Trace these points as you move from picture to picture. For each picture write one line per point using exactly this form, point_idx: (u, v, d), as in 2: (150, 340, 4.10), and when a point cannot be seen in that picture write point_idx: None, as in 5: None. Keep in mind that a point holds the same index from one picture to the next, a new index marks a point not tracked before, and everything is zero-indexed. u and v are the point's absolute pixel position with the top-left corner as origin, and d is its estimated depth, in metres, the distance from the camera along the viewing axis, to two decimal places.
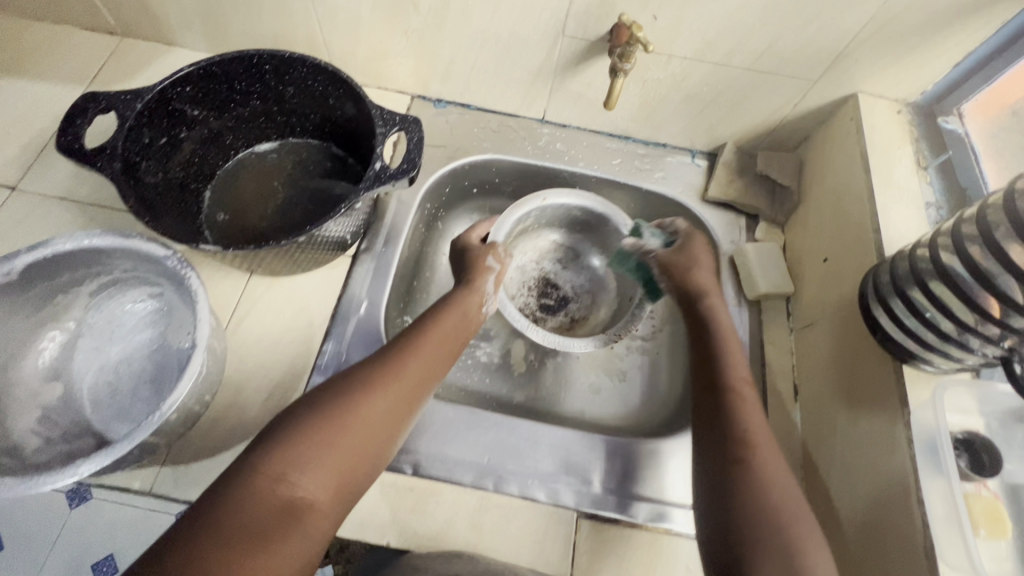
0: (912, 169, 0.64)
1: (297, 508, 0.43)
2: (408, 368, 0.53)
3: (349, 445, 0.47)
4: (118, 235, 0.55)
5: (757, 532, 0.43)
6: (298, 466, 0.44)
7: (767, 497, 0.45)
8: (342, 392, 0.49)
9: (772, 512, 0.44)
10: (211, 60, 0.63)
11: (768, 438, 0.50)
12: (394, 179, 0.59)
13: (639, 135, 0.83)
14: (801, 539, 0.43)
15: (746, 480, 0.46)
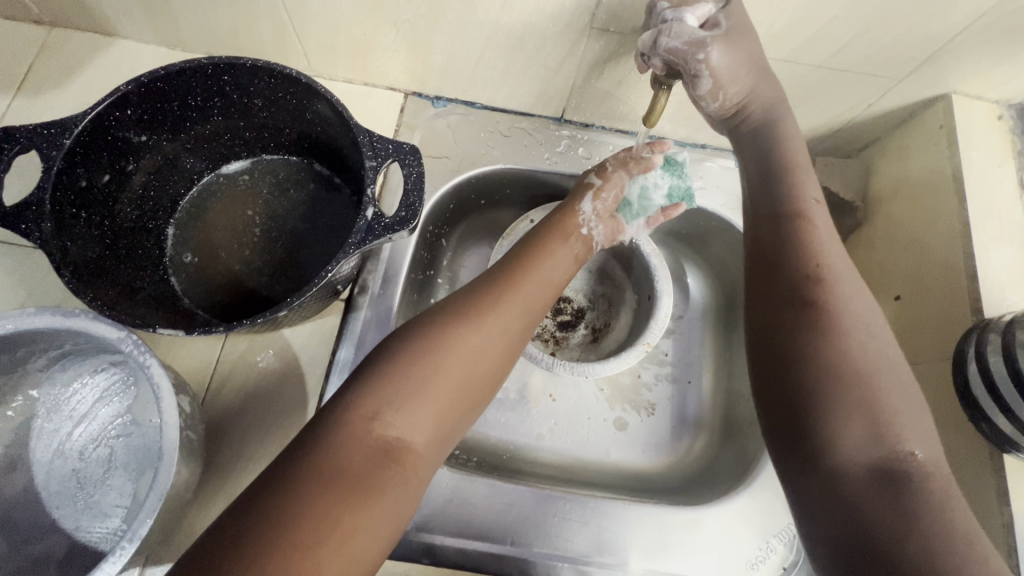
0: (1016, 193, 0.54)
1: (398, 454, 0.39)
2: (506, 304, 0.48)
3: (449, 384, 0.42)
4: (59, 314, 0.46)
5: (827, 388, 0.40)
6: (399, 402, 0.40)
7: (844, 356, 0.41)
8: (435, 327, 0.45)
9: (852, 370, 0.40)
10: (154, 76, 0.50)
11: (845, 274, 0.45)
12: (391, 231, 0.48)
13: (675, 135, 0.71)
14: (877, 396, 0.40)
15: (816, 330, 0.42)
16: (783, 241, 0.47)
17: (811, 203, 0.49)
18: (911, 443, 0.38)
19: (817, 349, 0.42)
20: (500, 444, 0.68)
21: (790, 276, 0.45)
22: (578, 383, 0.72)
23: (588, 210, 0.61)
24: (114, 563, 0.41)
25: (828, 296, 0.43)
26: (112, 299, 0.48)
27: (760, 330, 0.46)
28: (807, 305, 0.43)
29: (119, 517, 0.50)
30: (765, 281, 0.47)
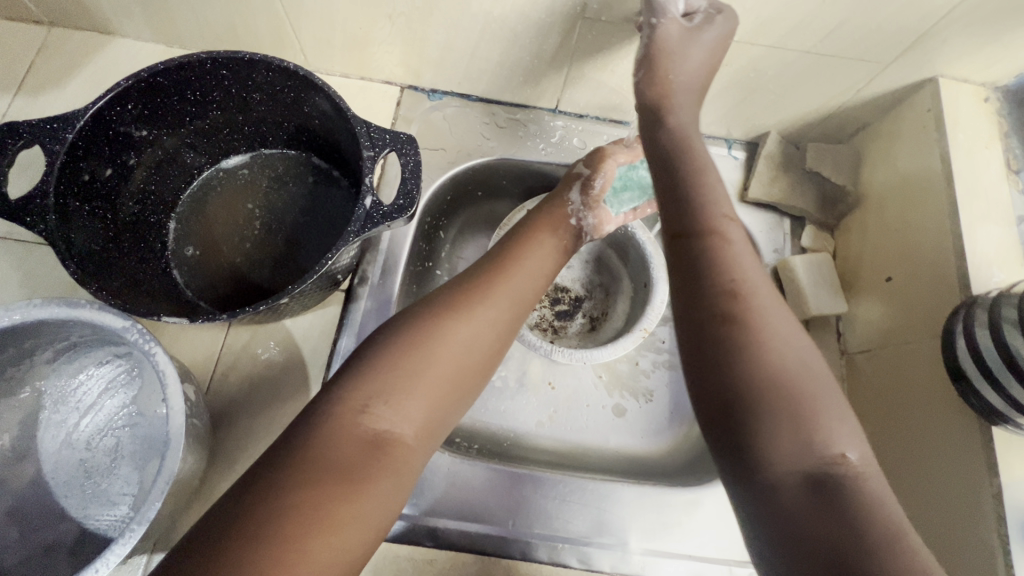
0: (1003, 174, 0.55)
1: (389, 446, 0.38)
2: (496, 294, 0.48)
3: (440, 374, 0.42)
4: (64, 305, 0.46)
5: (759, 408, 0.34)
6: (388, 393, 0.39)
7: (769, 368, 0.35)
8: (428, 317, 0.44)
9: (765, 381, 0.34)
10: (153, 70, 0.51)
11: (757, 278, 0.38)
12: (389, 219, 0.49)
13: None
14: (810, 405, 0.34)
15: (736, 341, 0.36)
16: (705, 259, 0.38)
17: (725, 220, 0.41)
18: (843, 445, 0.34)
19: (745, 360, 0.35)
20: (500, 432, 0.69)
21: (704, 289, 0.37)
22: (577, 371, 0.73)
23: (577, 201, 0.61)
24: (122, 546, 0.42)
25: (743, 305, 0.37)
26: (116, 290, 0.48)
27: (685, 341, 0.38)
28: (727, 316, 0.36)
29: (126, 505, 0.51)
30: (681, 293, 0.39)
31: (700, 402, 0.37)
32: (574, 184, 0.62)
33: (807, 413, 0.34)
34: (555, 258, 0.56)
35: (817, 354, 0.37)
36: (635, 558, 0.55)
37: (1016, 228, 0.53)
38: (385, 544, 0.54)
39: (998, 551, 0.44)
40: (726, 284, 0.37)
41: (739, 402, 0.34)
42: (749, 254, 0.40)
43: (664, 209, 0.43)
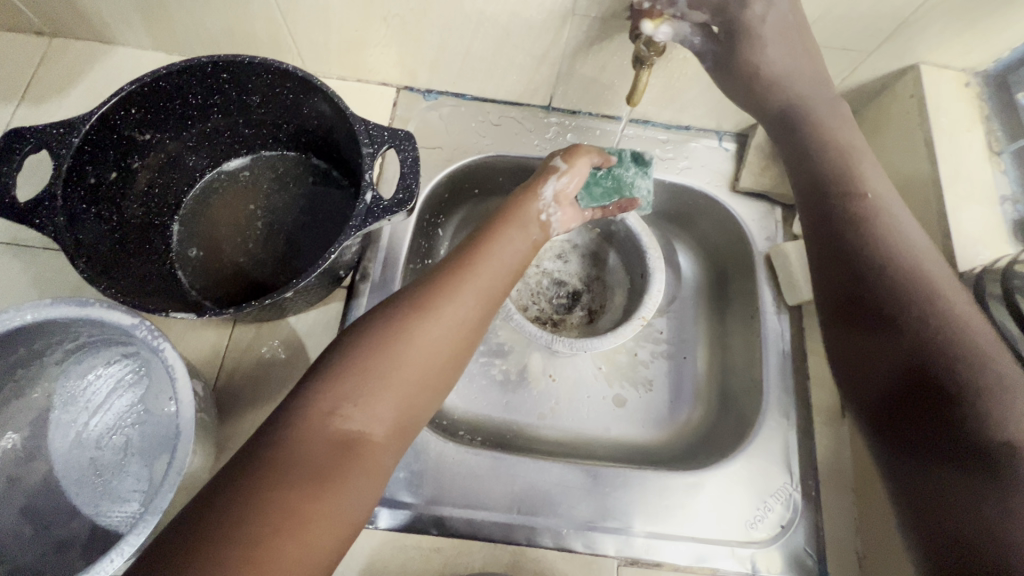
0: (985, 156, 0.56)
1: (358, 445, 0.38)
2: (464, 289, 0.47)
3: (407, 373, 0.42)
4: (74, 304, 0.47)
5: (934, 359, 0.43)
6: (353, 396, 0.39)
7: (929, 325, 0.45)
8: (394, 318, 0.44)
9: (945, 356, 0.43)
10: (156, 75, 0.52)
11: (925, 253, 0.49)
12: (390, 213, 0.50)
13: (660, 118, 0.73)
14: (972, 368, 0.42)
15: (898, 295, 0.47)
16: (856, 232, 0.51)
17: (875, 194, 0.53)
18: (1019, 422, 0.39)
19: (914, 323, 0.45)
20: (503, 424, 0.70)
21: (854, 258, 0.51)
22: (577, 362, 0.74)
23: (548, 193, 0.57)
24: (136, 537, 0.43)
25: (913, 277, 0.47)
26: (124, 289, 0.49)
27: (835, 345, 0.51)
28: (857, 287, 0.50)
29: (137, 501, 0.52)
30: (828, 262, 0.53)
31: (871, 389, 0.47)
32: (547, 177, 0.58)
33: (960, 388, 0.41)
34: (526, 248, 0.54)
35: (983, 315, 0.45)
36: (639, 541, 0.56)
37: (1000, 207, 0.54)
38: (393, 533, 0.55)
39: None
40: (874, 266, 0.49)
41: (945, 394, 0.42)
42: (911, 226, 0.51)
43: (806, 203, 0.57)
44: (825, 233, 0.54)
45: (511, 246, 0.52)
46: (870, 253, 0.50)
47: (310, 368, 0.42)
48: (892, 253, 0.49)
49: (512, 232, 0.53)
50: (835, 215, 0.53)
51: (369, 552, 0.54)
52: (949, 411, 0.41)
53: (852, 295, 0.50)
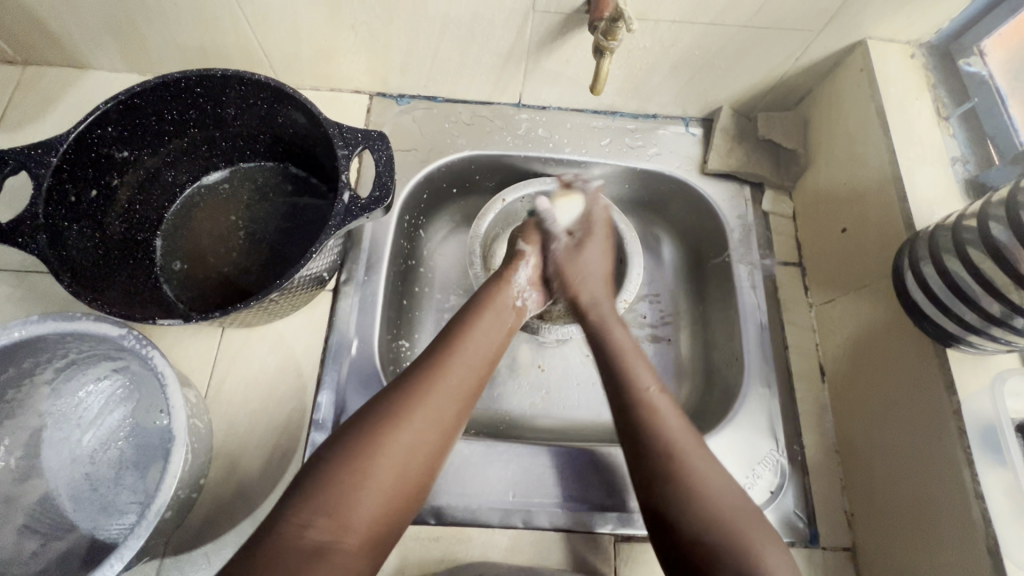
0: (934, 121, 0.59)
1: (330, 556, 0.38)
2: (438, 390, 0.48)
3: (381, 486, 0.42)
4: (60, 319, 0.48)
5: (710, 548, 0.42)
6: (328, 510, 0.40)
7: (706, 508, 0.44)
8: (368, 427, 0.44)
9: (716, 519, 0.43)
10: (131, 93, 0.54)
11: (683, 440, 0.48)
12: (367, 211, 0.51)
13: (627, 108, 0.76)
14: (749, 534, 0.43)
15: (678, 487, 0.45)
16: (633, 433, 0.49)
17: (652, 390, 0.52)
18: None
19: (688, 503, 0.44)
20: (496, 415, 0.70)
21: (643, 440, 0.48)
22: (563, 351, 0.75)
23: (522, 280, 0.62)
24: (135, 541, 0.43)
25: (682, 466, 0.46)
26: (109, 300, 0.50)
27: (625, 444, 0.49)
28: (660, 468, 0.46)
29: (134, 513, 0.53)
30: (630, 449, 0.49)
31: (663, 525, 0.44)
32: (519, 263, 0.63)
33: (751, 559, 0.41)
34: (500, 335, 0.56)
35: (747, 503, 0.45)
36: (634, 516, 0.58)
37: (951, 168, 0.57)
38: None
39: (963, 462, 0.47)
40: (663, 444, 0.47)
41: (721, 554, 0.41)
42: (682, 425, 0.49)
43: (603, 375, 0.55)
44: (630, 445, 0.49)
45: (484, 339, 0.54)
46: (649, 432, 0.48)
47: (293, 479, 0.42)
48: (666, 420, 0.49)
49: (485, 324, 0.55)
50: (643, 413, 0.50)
51: None
52: (703, 552, 0.42)
53: (636, 455, 0.48)
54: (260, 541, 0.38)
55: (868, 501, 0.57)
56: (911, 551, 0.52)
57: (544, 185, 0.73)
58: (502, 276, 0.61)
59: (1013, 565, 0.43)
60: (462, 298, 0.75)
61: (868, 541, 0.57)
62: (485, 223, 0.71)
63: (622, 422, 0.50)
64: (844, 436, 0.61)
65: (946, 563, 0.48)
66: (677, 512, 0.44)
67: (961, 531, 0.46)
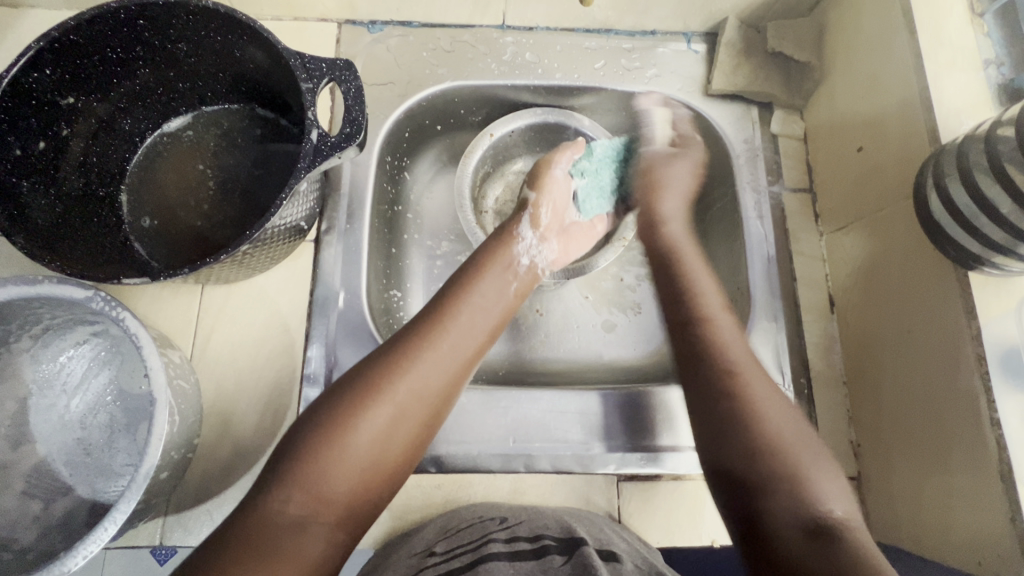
0: (966, 19, 0.52)
1: (307, 529, 0.37)
2: (428, 357, 0.45)
3: (360, 461, 0.40)
4: (21, 283, 0.45)
5: (765, 467, 0.42)
6: (305, 485, 0.38)
7: (763, 431, 0.44)
8: (353, 394, 0.42)
9: (776, 437, 0.43)
10: (64, 27, 0.48)
11: (749, 360, 0.49)
12: (338, 149, 0.47)
13: (622, 25, 0.69)
14: (805, 469, 0.41)
15: (739, 410, 0.45)
16: (696, 352, 0.50)
17: (718, 312, 0.53)
18: (832, 503, 0.40)
19: (749, 421, 0.44)
20: (495, 361, 0.68)
21: (709, 364, 0.49)
22: (561, 294, 0.72)
23: (528, 237, 0.58)
24: (125, 505, 0.43)
25: (742, 391, 0.46)
26: (72, 261, 0.47)
27: (691, 378, 0.49)
28: (717, 398, 0.46)
29: (129, 475, 0.53)
30: (692, 385, 0.49)
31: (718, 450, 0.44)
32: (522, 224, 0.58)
33: (800, 476, 0.41)
34: (503, 297, 0.52)
35: (798, 424, 0.45)
36: (637, 456, 0.57)
37: (983, 72, 0.50)
38: None
39: (980, 389, 0.44)
40: (726, 366, 0.48)
41: (776, 470, 0.41)
42: (740, 346, 0.51)
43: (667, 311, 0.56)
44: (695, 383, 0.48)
45: (480, 302, 0.50)
46: (716, 361, 0.49)
47: (279, 445, 0.41)
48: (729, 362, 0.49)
49: (485, 284, 0.51)
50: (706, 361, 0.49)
51: None
52: (760, 472, 0.42)
53: (697, 384, 0.48)
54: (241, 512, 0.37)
55: (875, 430, 0.56)
56: (919, 482, 0.51)
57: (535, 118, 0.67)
58: (505, 235, 0.56)
59: None
60: (454, 244, 0.72)
61: (876, 470, 0.56)
62: (473, 160, 0.66)
63: (682, 343, 0.52)
64: (855, 370, 0.59)
65: (957, 493, 0.46)
66: (732, 436, 0.44)
67: (975, 461, 0.45)
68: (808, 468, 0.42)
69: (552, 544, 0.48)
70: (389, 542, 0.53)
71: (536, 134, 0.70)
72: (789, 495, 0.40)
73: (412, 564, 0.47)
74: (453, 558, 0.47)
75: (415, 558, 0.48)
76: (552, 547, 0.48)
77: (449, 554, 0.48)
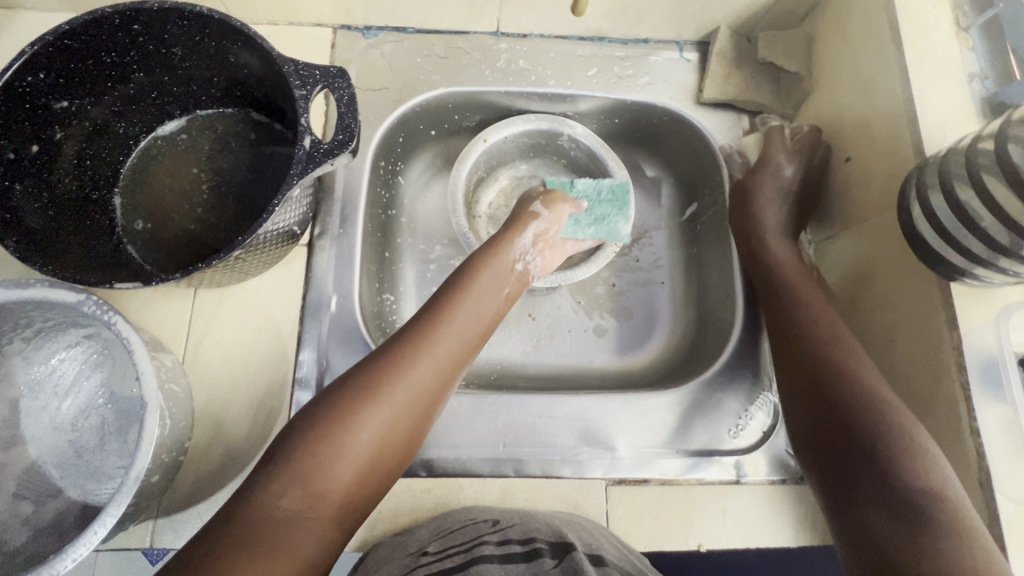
0: (951, 33, 0.53)
1: (301, 525, 0.37)
2: (422, 359, 0.46)
3: (356, 459, 0.41)
4: (13, 286, 0.46)
5: (869, 445, 0.44)
6: (301, 481, 0.38)
7: (874, 412, 0.45)
8: (350, 393, 0.43)
9: (881, 420, 0.44)
10: (58, 32, 0.48)
11: (856, 351, 0.50)
12: (332, 156, 0.47)
13: (615, 33, 0.70)
14: (910, 445, 0.43)
15: (849, 395, 0.46)
16: (814, 343, 0.51)
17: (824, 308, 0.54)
18: (939, 485, 0.41)
19: (851, 407, 0.46)
20: (486, 365, 0.69)
21: (819, 355, 0.50)
22: (553, 298, 0.72)
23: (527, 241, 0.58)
24: (116, 508, 0.43)
25: (853, 378, 0.47)
26: (65, 264, 0.47)
27: (800, 367, 0.51)
28: (826, 377, 0.48)
29: (121, 477, 0.53)
30: (799, 374, 0.51)
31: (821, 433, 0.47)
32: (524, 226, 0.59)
33: (909, 456, 0.42)
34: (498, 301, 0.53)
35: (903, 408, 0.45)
36: (625, 462, 0.58)
37: (968, 86, 0.51)
38: None
39: (961, 398, 0.45)
40: (833, 358, 0.49)
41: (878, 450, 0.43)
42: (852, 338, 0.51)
43: (766, 298, 0.58)
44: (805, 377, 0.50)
45: (476, 304, 0.51)
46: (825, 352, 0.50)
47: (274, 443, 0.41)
48: (838, 344, 0.51)
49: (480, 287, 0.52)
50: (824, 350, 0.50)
51: None
52: (862, 449, 0.44)
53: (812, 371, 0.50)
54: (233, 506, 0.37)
55: None
56: None
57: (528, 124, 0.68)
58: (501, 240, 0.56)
59: (1003, 499, 0.43)
60: (446, 247, 0.72)
61: None
62: (466, 164, 0.66)
63: (798, 331, 0.53)
64: None
65: None
66: (840, 418, 0.46)
67: (955, 468, 0.46)
68: (915, 447, 0.42)
69: (543, 548, 0.49)
70: (383, 540, 0.53)
71: (530, 140, 0.71)
72: (894, 472, 0.42)
73: (405, 564, 0.48)
74: (445, 559, 0.48)
75: (409, 558, 0.49)
76: (543, 550, 0.48)
77: (440, 555, 0.49)
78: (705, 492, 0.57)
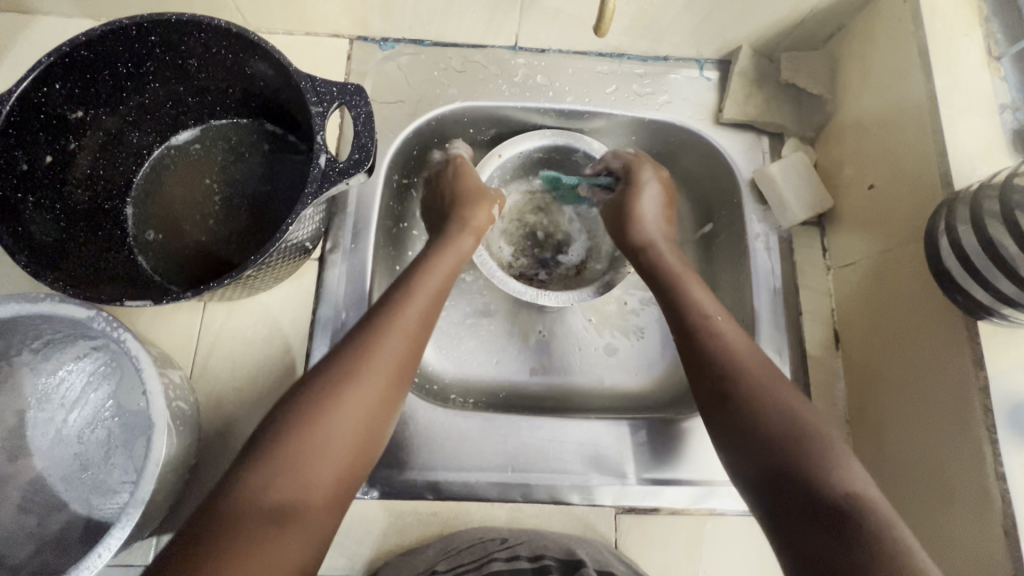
0: (983, 61, 0.51)
1: (288, 515, 0.37)
2: (387, 340, 0.46)
3: (336, 444, 0.41)
4: (24, 300, 0.45)
5: (787, 450, 0.41)
6: (282, 472, 0.38)
7: (777, 419, 0.42)
8: (322, 382, 0.43)
9: (791, 425, 0.42)
10: (75, 43, 0.47)
11: (743, 354, 0.47)
12: (347, 175, 0.46)
13: (634, 50, 0.68)
14: (827, 446, 0.40)
15: (749, 405, 0.44)
16: (700, 352, 0.48)
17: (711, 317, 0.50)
18: (855, 482, 0.38)
19: (754, 413, 0.43)
20: (495, 384, 0.68)
21: (708, 362, 0.47)
22: (565, 316, 0.71)
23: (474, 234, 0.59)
24: (121, 530, 0.42)
25: (738, 387, 0.45)
26: (75, 279, 0.47)
27: (700, 375, 0.48)
28: (720, 388, 0.46)
29: (127, 492, 0.52)
30: (697, 385, 0.48)
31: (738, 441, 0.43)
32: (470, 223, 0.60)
33: (823, 460, 0.39)
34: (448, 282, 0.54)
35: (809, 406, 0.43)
36: (636, 489, 0.57)
37: (999, 117, 0.50)
38: (389, 502, 0.55)
39: (986, 441, 0.44)
40: (723, 369, 0.46)
41: (793, 457, 0.40)
42: (740, 345, 0.48)
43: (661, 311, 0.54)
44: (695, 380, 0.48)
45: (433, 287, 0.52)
46: (715, 360, 0.47)
47: (248, 441, 0.41)
48: (732, 351, 0.47)
49: (436, 274, 0.53)
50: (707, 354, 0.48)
51: (370, 520, 0.55)
52: (774, 453, 0.41)
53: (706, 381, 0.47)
54: (213, 504, 0.36)
55: (876, 472, 0.56)
56: (920, 527, 0.50)
57: (542, 140, 0.67)
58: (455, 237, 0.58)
59: None
60: None
61: None
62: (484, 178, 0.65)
63: (682, 346, 0.50)
64: (857, 408, 0.59)
65: (959, 541, 0.46)
66: (751, 428, 0.43)
67: (977, 512, 0.44)
68: (828, 442, 0.41)
69: (551, 564, 0.48)
70: (390, 563, 0.52)
71: (544, 155, 0.69)
72: (811, 475, 0.39)
73: None
74: None
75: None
76: (553, 565, 0.48)
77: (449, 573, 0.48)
78: (716, 524, 0.57)
